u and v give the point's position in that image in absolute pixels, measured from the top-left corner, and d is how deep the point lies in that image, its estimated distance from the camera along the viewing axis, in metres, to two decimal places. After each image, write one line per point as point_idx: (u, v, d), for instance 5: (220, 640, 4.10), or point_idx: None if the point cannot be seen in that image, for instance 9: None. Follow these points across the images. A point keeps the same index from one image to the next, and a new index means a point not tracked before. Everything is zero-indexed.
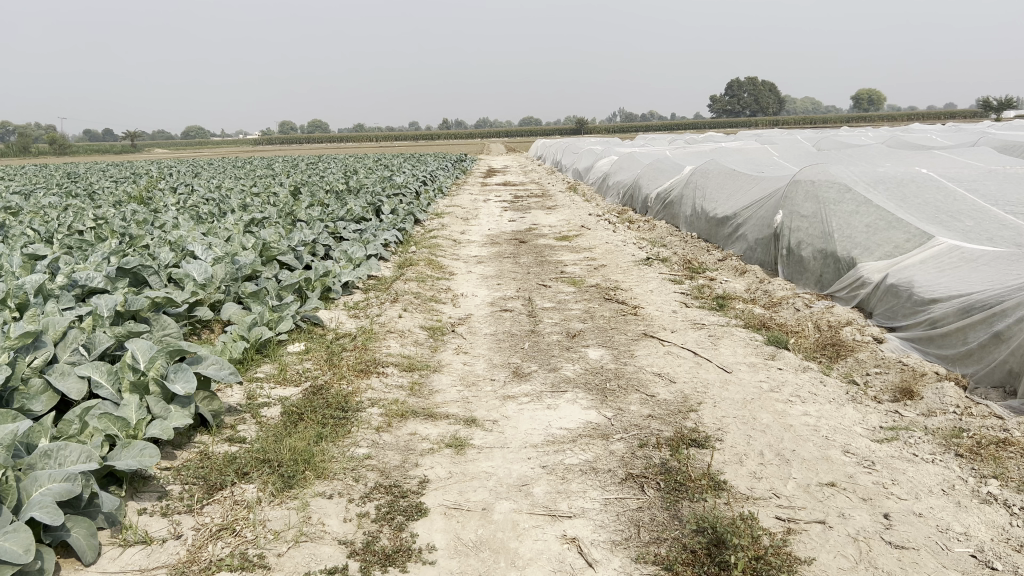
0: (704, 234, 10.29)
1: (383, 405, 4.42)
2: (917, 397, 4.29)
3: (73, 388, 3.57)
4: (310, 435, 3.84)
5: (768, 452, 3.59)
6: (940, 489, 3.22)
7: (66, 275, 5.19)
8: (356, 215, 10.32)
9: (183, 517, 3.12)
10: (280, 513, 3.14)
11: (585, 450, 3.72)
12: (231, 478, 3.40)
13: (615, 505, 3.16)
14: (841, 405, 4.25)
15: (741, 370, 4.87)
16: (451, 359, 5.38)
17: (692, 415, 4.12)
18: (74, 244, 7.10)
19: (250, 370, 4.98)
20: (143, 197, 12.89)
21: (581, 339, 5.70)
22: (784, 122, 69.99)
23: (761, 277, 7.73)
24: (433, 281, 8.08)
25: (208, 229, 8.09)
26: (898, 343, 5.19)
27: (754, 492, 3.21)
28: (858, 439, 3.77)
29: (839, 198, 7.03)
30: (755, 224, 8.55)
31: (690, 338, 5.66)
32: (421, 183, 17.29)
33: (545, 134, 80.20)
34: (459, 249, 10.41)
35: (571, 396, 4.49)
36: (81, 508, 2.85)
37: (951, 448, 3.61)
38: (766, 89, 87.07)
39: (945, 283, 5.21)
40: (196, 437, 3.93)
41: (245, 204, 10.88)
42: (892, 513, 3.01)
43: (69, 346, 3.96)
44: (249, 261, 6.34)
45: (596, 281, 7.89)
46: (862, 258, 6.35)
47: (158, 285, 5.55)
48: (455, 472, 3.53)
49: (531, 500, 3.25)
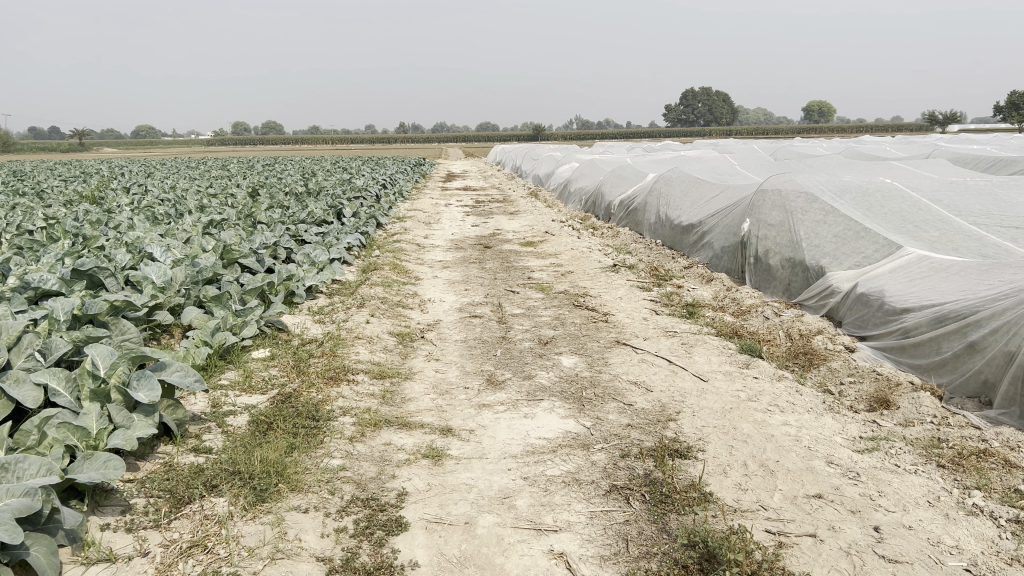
0: (668, 241, 10.32)
1: (355, 414, 4.29)
2: (893, 406, 4.30)
3: (29, 396, 3.38)
4: (281, 446, 3.69)
5: (752, 463, 3.55)
6: (927, 501, 3.20)
7: (18, 278, 4.98)
8: (318, 218, 10.13)
9: (149, 533, 2.96)
10: (254, 529, 3.00)
11: (567, 461, 3.64)
12: (200, 491, 3.24)
13: (602, 518, 3.08)
14: (819, 415, 4.23)
15: (717, 378, 4.83)
16: (422, 366, 5.26)
17: (672, 425, 4.06)
18: (25, 244, 6.82)
19: (214, 377, 4.81)
20: (95, 197, 12.50)
21: (554, 347, 5.62)
22: (739, 132, 70.93)
23: (728, 285, 7.76)
24: (399, 286, 7.94)
25: (165, 230, 7.86)
26: (871, 352, 5.21)
27: (741, 504, 3.16)
28: (839, 449, 3.74)
29: (807, 208, 7.07)
30: (720, 231, 8.58)
31: (664, 346, 5.62)
32: (381, 186, 17.03)
33: (503, 139, 80.04)
34: (424, 254, 10.28)
35: (549, 405, 4.41)
36: (40, 524, 2.69)
37: (933, 459, 3.61)
38: (721, 101, 88.34)
39: (917, 292, 5.25)
40: (160, 448, 3.76)
41: (201, 205, 10.58)
42: (883, 525, 2.98)
43: (23, 351, 3.77)
44: (209, 263, 6.16)
45: (564, 288, 7.82)
46: (831, 267, 6.38)
47: (115, 288, 5.36)
48: (434, 484, 3.42)
49: (514, 513, 3.15)
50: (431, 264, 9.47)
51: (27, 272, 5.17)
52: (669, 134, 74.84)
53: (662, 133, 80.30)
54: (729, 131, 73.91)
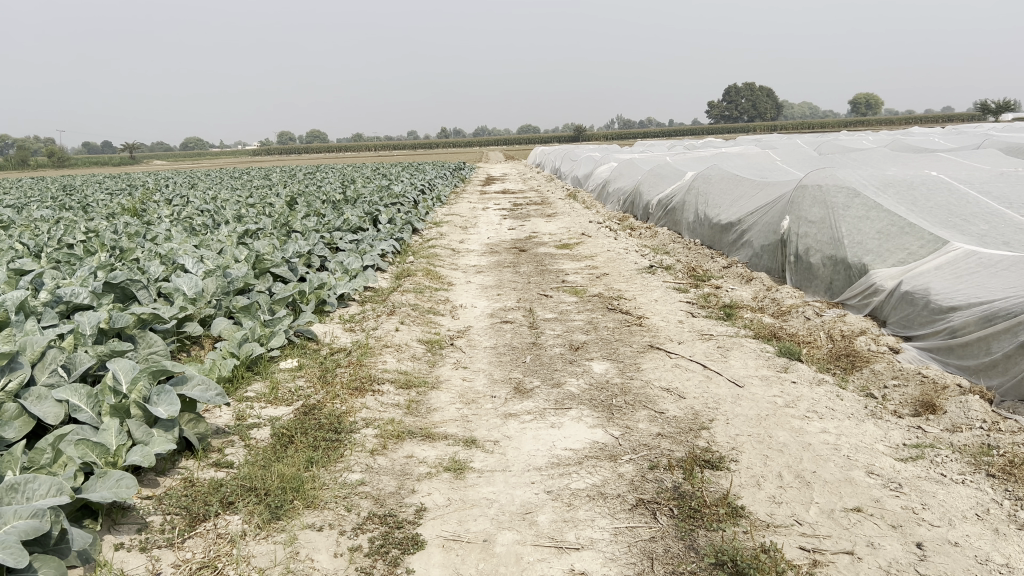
0: (708, 241, 10.09)
1: (378, 425, 4.21)
2: (940, 411, 4.09)
3: (49, 412, 3.37)
4: (300, 461, 3.63)
5: (787, 474, 3.38)
6: (974, 514, 3.01)
7: (50, 292, 4.98)
8: (352, 225, 10.10)
9: (162, 553, 2.90)
10: (266, 548, 2.92)
11: (592, 474, 3.50)
12: (215, 508, 3.18)
13: (626, 535, 2.94)
14: (861, 421, 4.03)
15: (754, 384, 4.65)
16: (449, 375, 5.16)
17: (705, 433, 3.90)
18: (62, 259, 6.87)
19: (240, 388, 4.76)
20: (135, 209, 12.63)
21: (585, 352, 5.48)
22: (784, 126, 69.72)
23: (768, 285, 7.53)
24: (431, 292, 7.85)
25: (200, 241, 7.87)
26: (916, 353, 4.99)
27: (775, 519, 2.99)
28: (881, 458, 3.55)
29: (848, 204, 6.83)
30: (760, 229, 8.34)
31: (699, 350, 5.45)
32: (420, 192, 16.99)
33: (545, 140, 79.85)
34: (459, 259, 10.18)
35: (576, 414, 4.27)
36: (50, 545, 2.62)
37: (981, 468, 3.41)
38: (764, 96, 87.13)
39: (964, 290, 5.00)
40: (180, 463, 3.70)
41: (239, 215, 10.61)
42: (926, 542, 2.80)
43: (47, 367, 3.74)
44: (241, 274, 6.14)
45: (598, 291, 7.67)
46: (874, 265, 6.13)
47: (147, 300, 5.36)
48: (454, 499, 3.31)
49: (535, 529, 3.03)
50: (465, 270, 9.39)
51: (59, 286, 5.18)
52: (711, 131, 74.01)
53: (703, 131, 79.48)
54: (772, 128, 72.84)
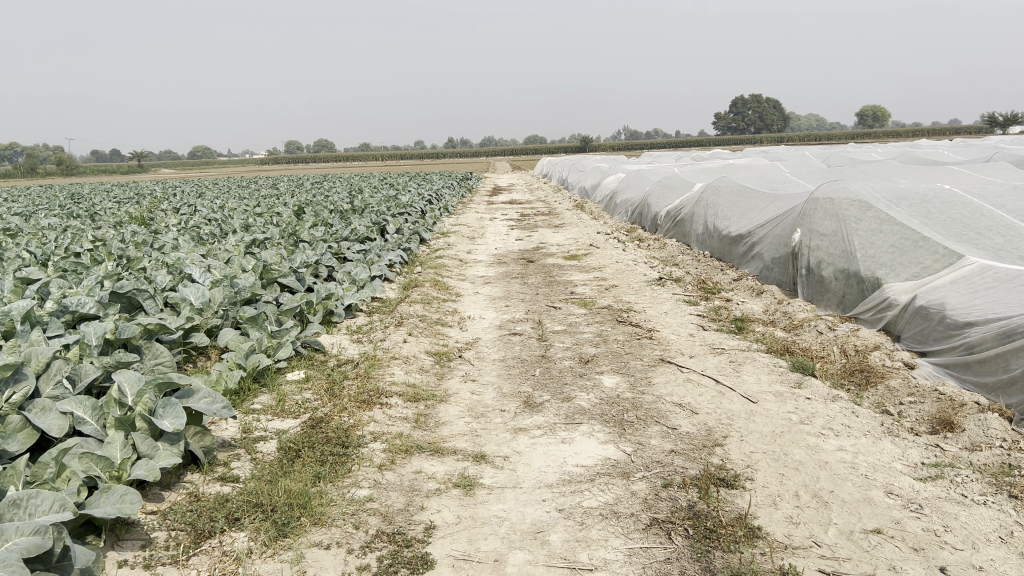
0: (717, 253, 10.02)
1: (386, 439, 4.15)
2: (958, 428, 4.01)
3: (54, 425, 3.31)
4: (307, 476, 3.57)
5: (804, 493, 3.31)
6: (998, 537, 2.93)
7: (56, 301, 4.94)
8: (360, 235, 10.06)
9: (167, 570, 2.84)
10: (272, 567, 2.86)
11: (605, 491, 3.44)
12: (220, 525, 3.12)
13: (641, 556, 2.87)
14: (878, 439, 3.96)
15: (767, 400, 4.57)
16: (458, 388, 5.09)
17: (718, 450, 3.83)
18: (68, 267, 6.83)
19: (246, 401, 4.69)
20: (143, 218, 12.62)
21: (595, 366, 5.42)
22: (791, 137, 69.72)
23: (779, 298, 7.46)
24: (439, 303, 7.79)
25: (207, 250, 7.82)
26: (932, 369, 4.91)
27: (792, 540, 2.92)
28: (900, 477, 3.48)
29: (860, 217, 6.76)
30: (771, 242, 8.26)
31: (710, 364, 5.38)
32: (428, 202, 16.96)
33: (551, 151, 79.97)
34: (467, 270, 10.13)
35: (587, 429, 4.21)
36: (52, 563, 2.55)
37: (1003, 488, 3.33)
38: (770, 108, 87.20)
39: (981, 305, 4.93)
40: (186, 477, 3.65)
41: (246, 224, 10.56)
42: (950, 567, 2.73)
43: (51, 379, 3.67)
44: (248, 284, 6.09)
45: (607, 303, 7.60)
46: (887, 278, 6.05)
47: (153, 310, 5.31)
48: (464, 517, 3.25)
49: (547, 549, 2.96)
50: (472, 280, 9.33)
51: (65, 296, 5.12)
52: (718, 142, 74.15)
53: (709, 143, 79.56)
54: (779, 139, 72.81)
